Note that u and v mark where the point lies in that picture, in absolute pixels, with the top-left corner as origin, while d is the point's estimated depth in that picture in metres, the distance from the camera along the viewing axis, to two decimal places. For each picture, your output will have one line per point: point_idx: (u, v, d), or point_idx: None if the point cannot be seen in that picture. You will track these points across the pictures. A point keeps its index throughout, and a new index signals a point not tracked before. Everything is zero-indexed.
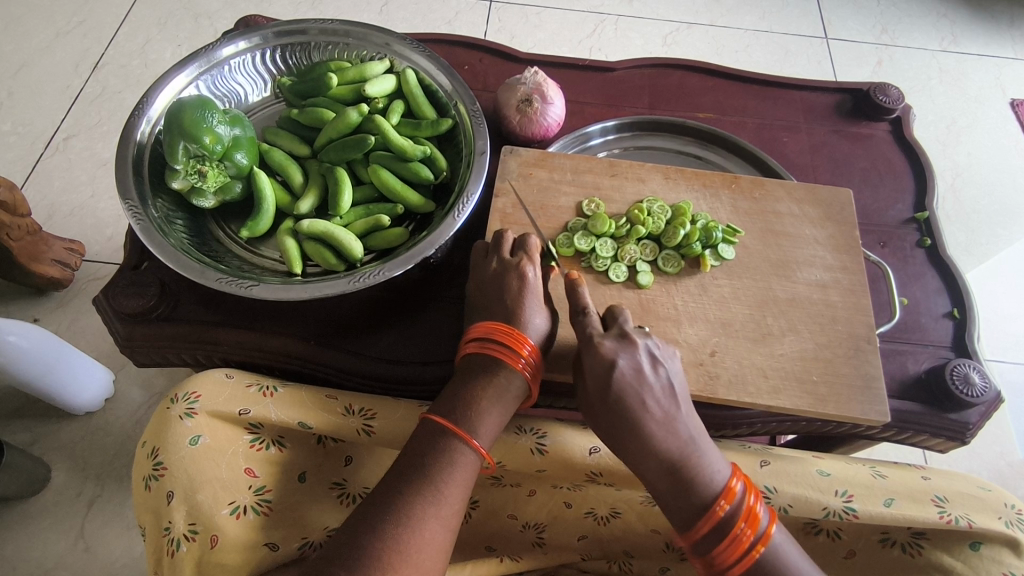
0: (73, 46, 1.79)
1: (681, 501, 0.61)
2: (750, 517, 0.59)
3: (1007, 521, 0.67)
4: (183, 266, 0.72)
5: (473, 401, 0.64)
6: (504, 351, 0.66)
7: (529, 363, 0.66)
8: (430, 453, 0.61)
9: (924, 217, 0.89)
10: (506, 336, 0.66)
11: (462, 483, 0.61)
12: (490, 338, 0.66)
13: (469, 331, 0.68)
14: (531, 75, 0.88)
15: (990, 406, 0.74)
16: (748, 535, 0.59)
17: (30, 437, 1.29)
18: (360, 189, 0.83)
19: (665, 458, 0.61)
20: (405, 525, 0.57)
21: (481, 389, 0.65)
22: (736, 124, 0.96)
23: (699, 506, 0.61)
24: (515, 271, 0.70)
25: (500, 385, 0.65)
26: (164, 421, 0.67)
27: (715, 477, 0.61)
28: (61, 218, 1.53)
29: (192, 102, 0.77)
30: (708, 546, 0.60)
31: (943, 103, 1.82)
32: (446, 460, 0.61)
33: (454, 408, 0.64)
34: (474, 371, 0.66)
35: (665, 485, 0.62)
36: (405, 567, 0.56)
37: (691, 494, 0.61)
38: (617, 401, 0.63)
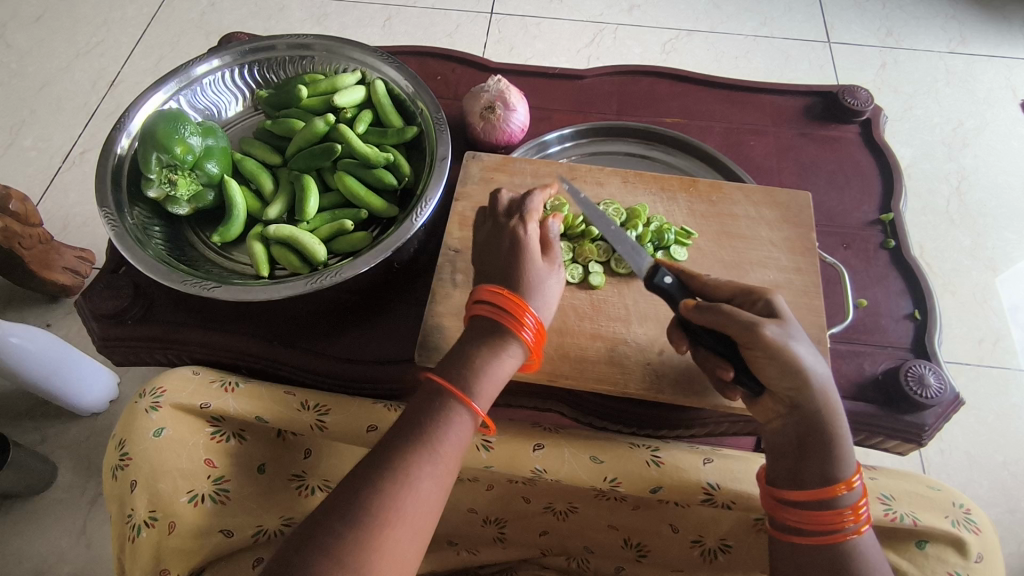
0: (91, 65, 1.88)
1: (808, 465, 0.62)
2: (859, 511, 0.61)
3: (954, 521, 0.66)
4: (152, 270, 0.76)
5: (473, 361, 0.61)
6: (508, 316, 0.62)
7: (535, 325, 0.63)
8: (429, 414, 0.58)
9: (888, 218, 0.88)
10: (509, 300, 0.62)
11: (458, 442, 0.58)
12: (496, 297, 0.62)
13: (475, 294, 0.64)
14: (494, 83, 0.90)
15: (947, 407, 0.73)
16: (850, 522, 0.61)
17: (38, 436, 1.35)
18: (328, 196, 0.86)
19: (836, 435, 0.62)
20: (399, 480, 0.55)
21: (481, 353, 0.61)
22: (703, 128, 0.97)
23: (825, 477, 0.61)
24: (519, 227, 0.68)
25: (503, 349, 0.61)
26: (131, 414, 0.71)
27: (852, 463, 0.62)
28: (74, 228, 1.61)
29: (164, 116, 0.82)
30: (810, 509, 0.61)
31: (949, 104, 1.79)
32: (442, 419, 0.58)
33: (453, 374, 0.60)
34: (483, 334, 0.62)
35: (805, 446, 0.62)
36: (401, 523, 0.54)
37: (824, 468, 0.62)
38: (801, 343, 0.62)
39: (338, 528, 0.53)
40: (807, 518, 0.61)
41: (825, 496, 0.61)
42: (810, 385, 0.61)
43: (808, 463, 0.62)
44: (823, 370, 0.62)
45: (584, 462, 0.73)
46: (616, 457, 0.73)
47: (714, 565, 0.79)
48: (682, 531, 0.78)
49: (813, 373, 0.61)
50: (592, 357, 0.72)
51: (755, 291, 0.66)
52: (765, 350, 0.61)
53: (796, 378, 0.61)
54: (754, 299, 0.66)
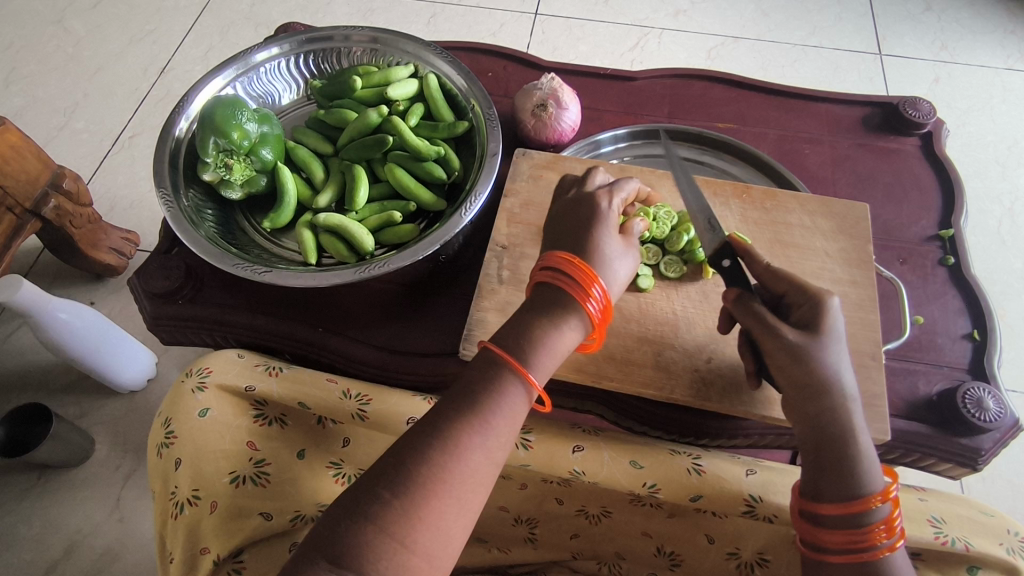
0: (144, 52, 1.93)
1: (834, 475, 0.59)
2: (892, 525, 0.58)
3: (1008, 548, 0.64)
4: (206, 252, 0.77)
5: (531, 332, 0.60)
6: (573, 284, 0.61)
7: (606, 296, 0.62)
8: (482, 385, 0.58)
9: (948, 235, 0.86)
10: (578, 268, 0.61)
11: (511, 415, 0.58)
12: (563, 266, 0.62)
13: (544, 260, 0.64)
14: (548, 81, 0.90)
15: (1005, 432, 0.71)
16: (883, 537, 0.57)
17: (78, 410, 1.39)
18: (377, 187, 0.87)
19: (860, 445, 0.60)
20: (452, 454, 0.55)
21: (539, 323, 0.61)
22: (756, 134, 0.96)
23: (853, 489, 0.58)
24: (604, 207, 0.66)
25: (563, 320, 0.61)
26: (178, 393, 0.72)
27: (879, 474, 0.59)
28: (121, 210, 1.65)
29: (223, 101, 0.83)
30: (836, 524, 0.58)
31: (1005, 122, 1.72)
32: (497, 393, 0.58)
33: (516, 339, 0.60)
34: (546, 301, 0.62)
35: (829, 459, 0.59)
36: (446, 493, 0.54)
37: (850, 480, 0.58)
38: (825, 348, 0.61)
39: (383, 494, 0.53)
40: (839, 534, 0.58)
41: (856, 514, 0.57)
42: (828, 396, 0.60)
43: (834, 474, 0.59)
44: (843, 379, 0.61)
45: (624, 466, 0.72)
46: (657, 464, 0.72)
47: None
48: (718, 542, 0.76)
49: (838, 383, 0.60)
50: (638, 361, 0.71)
51: (814, 294, 0.63)
52: (789, 356, 0.61)
53: (816, 385, 0.60)
54: (803, 296, 0.64)
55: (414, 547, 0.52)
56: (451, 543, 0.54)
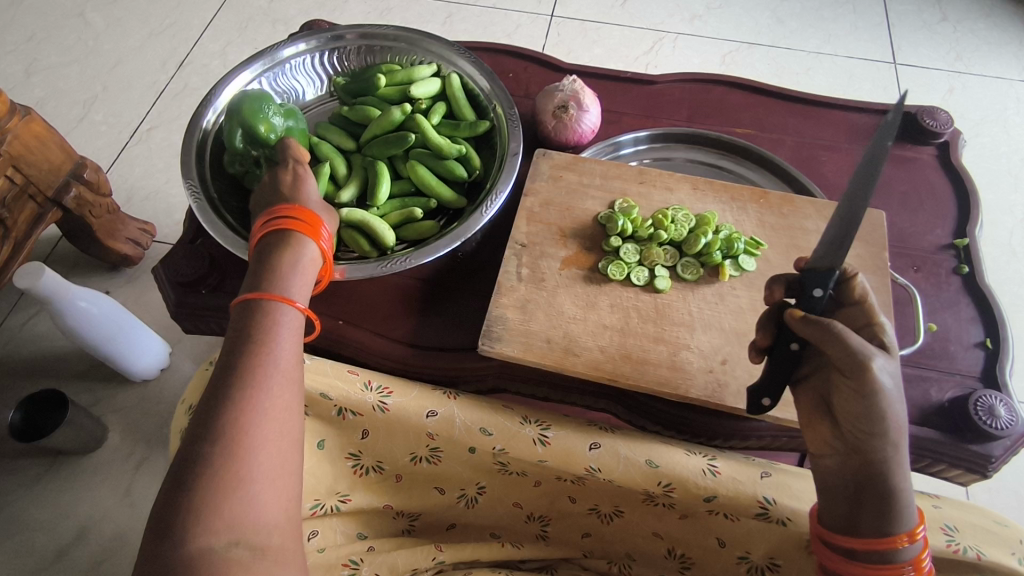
0: (164, 45, 1.95)
1: (867, 512, 0.61)
2: (920, 562, 0.60)
3: (1021, 559, 0.65)
4: (231, 243, 0.79)
5: (277, 272, 0.63)
6: (293, 224, 0.66)
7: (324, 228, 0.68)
8: (253, 328, 0.58)
9: (963, 244, 0.86)
10: (296, 213, 0.66)
11: (290, 345, 0.59)
12: (280, 213, 0.66)
13: (263, 216, 0.67)
14: (570, 83, 0.91)
15: (1016, 441, 0.71)
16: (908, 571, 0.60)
17: (92, 398, 1.41)
18: (399, 183, 0.88)
19: (897, 486, 0.60)
20: (250, 394, 0.54)
21: (281, 263, 0.63)
22: (773, 140, 0.96)
23: (886, 527, 0.60)
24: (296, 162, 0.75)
25: (301, 253, 0.65)
26: (203, 381, 0.75)
27: (913, 513, 0.60)
28: (139, 201, 1.67)
29: (252, 95, 0.84)
30: (866, 557, 0.60)
31: (1018, 134, 1.71)
32: (271, 326, 0.59)
33: (254, 281, 0.62)
34: (276, 245, 0.65)
35: (863, 494, 0.61)
36: (259, 432, 0.53)
37: (883, 519, 0.60)
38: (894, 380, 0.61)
39: (205, 451, 0.51)
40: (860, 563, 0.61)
41: (880, 550, 0.60)
42: (887, 433, 0.60)
43: (867, 511, 0.61)
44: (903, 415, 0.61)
45: (639, 466, 0.73)
46: (674, 465, 0.73)
47: None
48: (729, 546, 0.78)
49: (892, 422, 0.60)
50: (653, 360, 0.72)
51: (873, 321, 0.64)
52: (857, 387, 0.60)
53: (876, 423, 0.60)
54: (865, 325, 0.64)
55: (243, 480, 0.50)
56: (286, 482, 0.53)
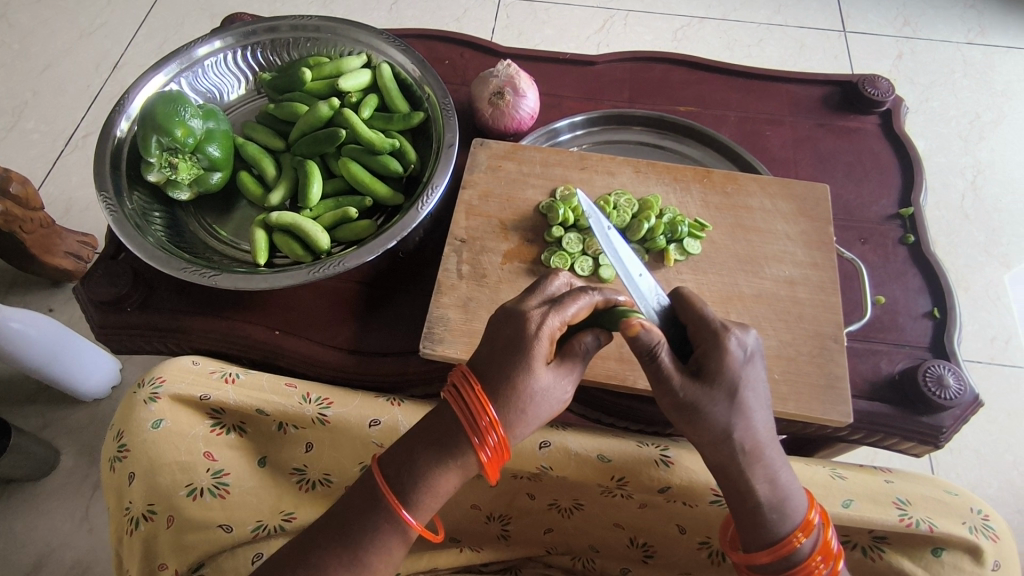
0: (95, 47, 1.86)
1: (752, 524, 0.59)
2: (827, 553, 0.58)
3: (971, 527, 0.65)
4: (151, 257, 0.74)
5: (429, 475, 0.54)
6: (470, 413, 0.54)
7: (506, 446, 0.54)
8: (358, 521, 0.55)
9: (908, 213, 0.86)
10: (478, 402, 0.53)
11: (386, 549, 0.55)
12: (471, 391, 0.54)
13: (454, 376, 0.55)
14: (504, 68, 0.88)
15: (966, 409, 0.71)
16: (823, 570, 0.57)
17: (40, 421, 1.34)
18: (332, 182, 0.84)
19: (758, 495, 0.58)
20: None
21: (432, 466, 0.54)
22: (717, 117, 0.95)
23: (774, 537, 0.58)
24: (533, 332, 0.54)
25: (451, 467, 0.54)
26: (131, 404, 0.71)
27: (795, 508, 0.58)
28: (77, 212, 1.59)
29: (164, 97, 0.79)
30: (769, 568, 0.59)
31: (966, 96, 1.71)
32: (371, 531, 0.55)
33: (400, 471, 0.55)
34: (453, 430, 0.55)
35: (735, 508, 0.60)
36: None
37: (766, 529, 0.58)
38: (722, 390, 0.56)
39: None
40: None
41: (782, 557, 0.58)
42: (727, 449, 0.57)
43: (750, 525, 0.59)
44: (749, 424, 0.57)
45: (591, 461, 0.72)
46: (624, 456, 0.72)
47: (723, 566, 0.77)
48: (689, 532, 0.75)
49: (737, 435, 0.57)
50: (601, 353, 0.70)
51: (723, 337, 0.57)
52: (674, 406, 0.57)
53: (712, 436, 0.57)
54: (706, 338, 0.57)
55: None
56: None
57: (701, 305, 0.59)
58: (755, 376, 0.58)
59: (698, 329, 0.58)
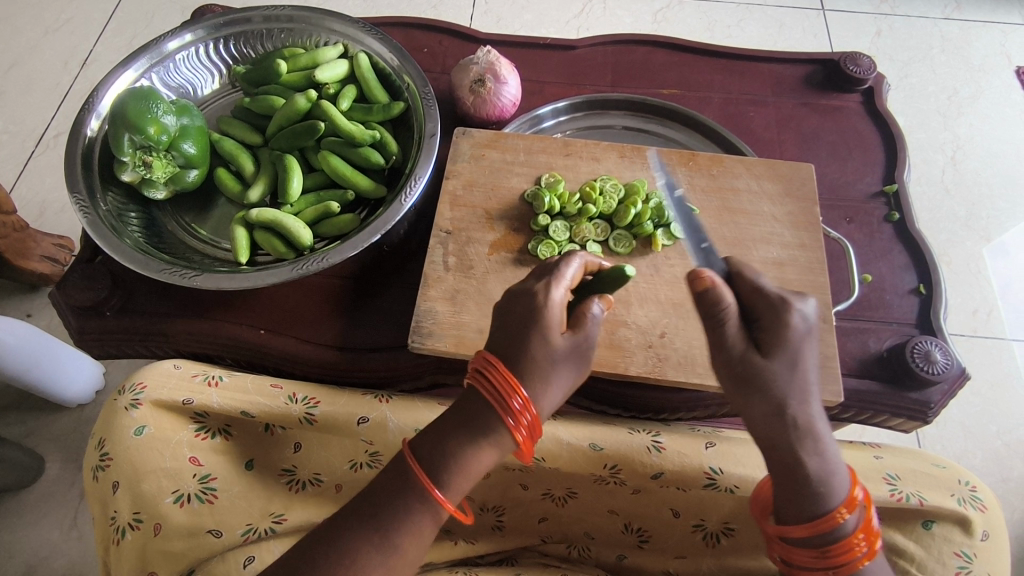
0: (62, 43, 1.80)
1: (793, 496, 0.54)
2: (868, 531, 0.54)
3: (960, 499, 0.66)
4: (128, 259, 0.72)
5: (462, 454, 0.52)
6: (500, 394, 0.52)
7: (540, 422, 0.53)
8: (392, 503, 0.52)
9: (892, 190, 0.86)
10: (508, 383, 0.52)
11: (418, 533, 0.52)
12: (499, 372, 0.53)
13: (482, 360, 0.53)
14: (484, 55, 0.87)
15: (953, 383, 0.72)
16: (863, 548, 0.53)
17: (24, 429, 1.32)
18: (312, 176, 0.83)
19: (806, 467, 0.54)
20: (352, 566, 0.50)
21: (467, 445, 0.52)
22: (700, 99, 0.94)
23: (817, 511, 0.54)
24: (544, 302, 0.55)
25: (486, 447, 0.52)
26: (112, 411, 0.70)
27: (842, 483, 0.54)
28: (51, 215, 1.55)
29: (135, 94, 0.77)
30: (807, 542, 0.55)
31: (944, 72, 1.72)
32: (406, 513, 0.52)
33: (433, 452, 0.53)
34: (484, 409, 0.53)
35: (777, 481, 0.55)
36: None
37: (809, 503, 0.54)
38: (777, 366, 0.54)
39: None
40: (807, 556, 0.55)
41: (822, 531, 0.53)
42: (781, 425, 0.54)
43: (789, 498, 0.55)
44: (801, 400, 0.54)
45: (583, 449, 0.72)
46: (617, 445, 0.71)
47: (718, 548, 0.77)
48: (684, 516, 0.76)
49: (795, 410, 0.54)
50: None
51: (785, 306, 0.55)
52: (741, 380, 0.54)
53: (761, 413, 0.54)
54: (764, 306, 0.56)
55: None
56: None
57: (756, 277, 0.58)
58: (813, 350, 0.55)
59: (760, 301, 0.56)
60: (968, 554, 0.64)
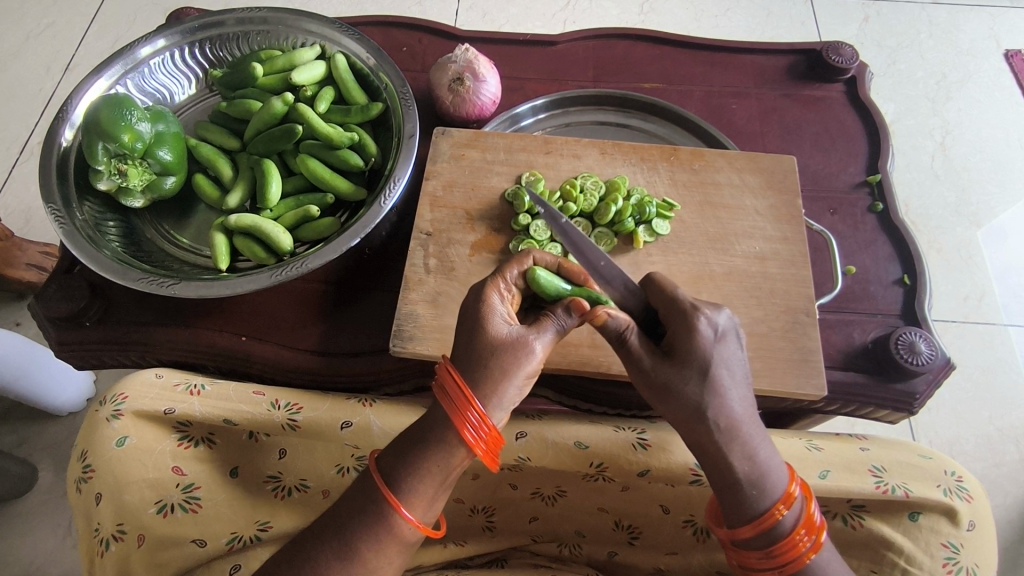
0: (43, 48, 1.79)
1: (746, 496, 0.57)
2: (811, 524, 0.57)
3: (945, 490, 0.66)
4: (105, 269, 0.72)
5: (420, 468, 0.54)
6: (455, 407, 0.53)
7: (488, 422, 0.53)
8: (357, 517, 0.55)
9: (876, 180, 0.86)
10: (459, 396, 0.53)
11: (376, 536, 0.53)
12: (451, 384, 0.54)
13: (438, 374, 0.55)
14: (462, 53, 0.86)
15: (938, 373, 0.71)
16: (806, 542, 0.56)
17: (15, 439, 1.31)
18: (291, 180, 0.82)
19: (736, 469, 0.57)
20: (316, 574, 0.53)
21: (425, 459, 0.54)
22: (682, 93, 0.93)
23: (757, 511, 0.57)
24: (484, 306, 0.58)
25: (445, 459, 0.54)
26: (93, 422, 0.69)
27: (780, 481, 0.57)
28: (37, 222, 1.53)
29: (108, 102, 0.75)
30: (760, 545, 0.58)
31: (933, 57, 1.71)
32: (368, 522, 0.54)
33: (394, 466, 0.55)
34: (438, 423, 0.54)
35: (716, 486, 0.59)
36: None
37: (753, 501, 0.57)
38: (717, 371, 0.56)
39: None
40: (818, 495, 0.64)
41: (762, 530, 0.57)
42: (718, 424, 0.56)
43: (735, 501, 0.58)
44: (740, 412, 0.57)
45: (568, 448, 0.71)
46: (601, 443, 0.71)
47: (708, 543, 0.77)
48: (673, 512, 0.75)
49: (734, 406, 0.57)
50: (574, 341, 0.69)
51: (690, 314, 0.57)
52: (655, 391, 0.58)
53: (725, 421, 0.56)
54: (685, 315, 0.57)
55: None
56: None
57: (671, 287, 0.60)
58: (726, 364, 0.57)
59: (670, 311, 0.58)
60: (956, 544, 0.65)
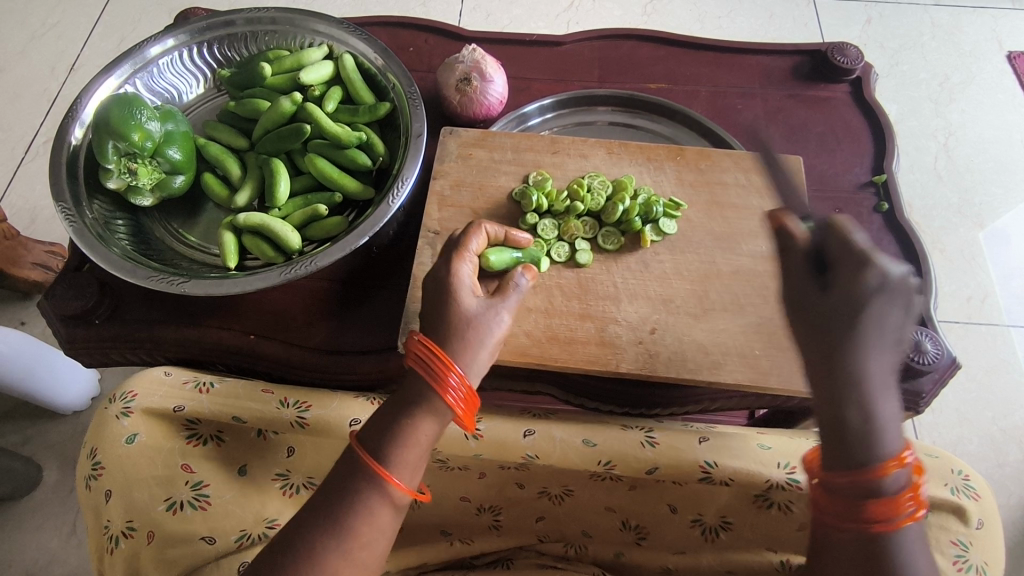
0: (48, 49, 1.79)
1: (861, 445, 0.52)
2: (918, 493, 0.51)
3: (953, 488, 0.67)
4: (115, 267, 0.72)
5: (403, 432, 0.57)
6: (432, 370, 0.57)
7: (465, 380, 0.58)
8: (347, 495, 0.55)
9: (882, 180, 0.86)
10: (436, 358, 0.57)
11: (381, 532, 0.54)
12: (425, 349, 0.58)
13: (410, 342, 0.59)
14: (469, 53, 0.86)
15: (944, 373, 0.72)
16: (911, 507, 0.50)
17: (21, 438, 1.31)
18: (299, 180, 0.82)
19: (849, 418, 0.52)
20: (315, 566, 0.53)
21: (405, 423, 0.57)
22: (688, 93, 0.94)
23: (872, 462, 0.51)
24: (451, 278, 0.62)
25: (426, 422, 0.57)
26: (101, 420, 0.70)
27: (900, 438, 0.52)
28: (42, 222, 1.54)
29: (117, 101, 0.76)
30: (850, 501, 0.51)
31: (936, 59, 1.71)
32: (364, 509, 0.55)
33: (378, 434, 0.57)
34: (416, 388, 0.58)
35: (827, 425, 0.53)
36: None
37: (867, 449, 0.52)
38: (862, 325, 0.53)
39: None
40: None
41: (869, 486, 0.51)
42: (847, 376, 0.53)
43: (851, 447, 0.52)
44: (872, 363, 0.53)
45: (577, 446, 0.71)
46: (611, 441, 0.72)
47: (717, 543, 0.77)
48: (681, 511, 0.76)
49: (870, 358, 0.53)
50: (581, 339, 0.70)
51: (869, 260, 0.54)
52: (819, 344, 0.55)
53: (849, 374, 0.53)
54: (863, 262, 0.54)
55: None
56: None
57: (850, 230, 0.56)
58: (871, 315, 0.54)
59: (840, 251, 0.56)
60: (965, 543, 0.65)
